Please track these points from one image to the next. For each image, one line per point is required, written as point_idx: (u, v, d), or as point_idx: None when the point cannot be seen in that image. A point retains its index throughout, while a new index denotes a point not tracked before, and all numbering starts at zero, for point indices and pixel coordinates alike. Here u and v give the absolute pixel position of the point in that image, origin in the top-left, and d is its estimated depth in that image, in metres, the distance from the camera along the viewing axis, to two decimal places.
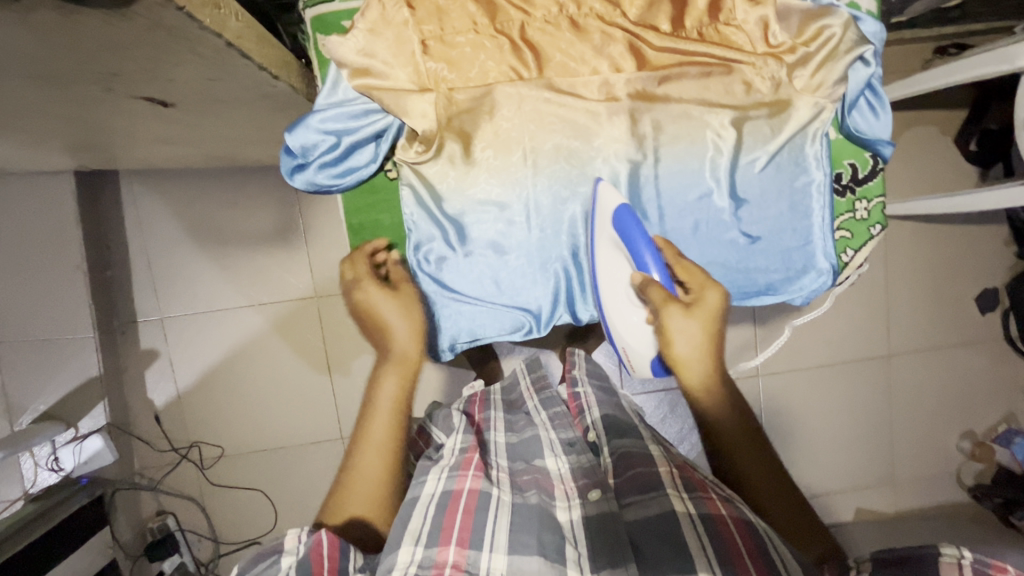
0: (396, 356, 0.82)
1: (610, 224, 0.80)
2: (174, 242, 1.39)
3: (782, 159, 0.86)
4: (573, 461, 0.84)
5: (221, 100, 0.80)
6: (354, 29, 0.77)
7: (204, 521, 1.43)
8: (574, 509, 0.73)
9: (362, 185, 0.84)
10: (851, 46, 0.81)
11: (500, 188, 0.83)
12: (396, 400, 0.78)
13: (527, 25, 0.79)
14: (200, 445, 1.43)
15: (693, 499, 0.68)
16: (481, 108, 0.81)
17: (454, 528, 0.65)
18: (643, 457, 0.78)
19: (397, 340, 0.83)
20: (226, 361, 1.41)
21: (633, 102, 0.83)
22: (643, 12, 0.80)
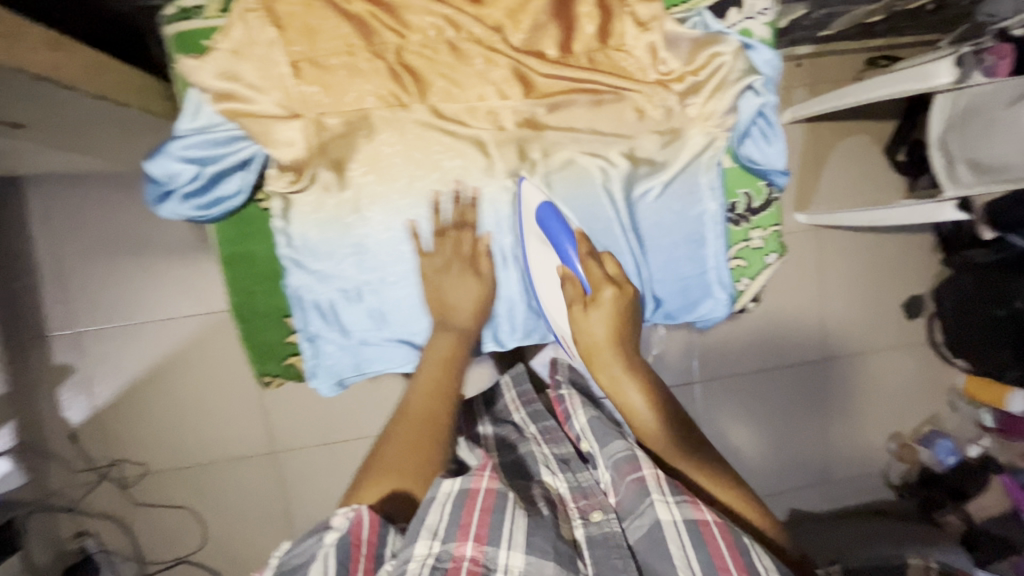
0: (459, 327, 0.79)
1: (534, 222, 0.79)
2: (85, 248, 1.23)
3: (676, 187, 0.85)
4: (571, 478, 0.74)
5: (78, 128, 0.74)
6: (216, 50, 0.72)
7: (128, 542, 1.28)
8: (578, 527, 0.66)
9: (232, 216, 0.78)
10: (739, 75, 0.81)
11: (382, 216, 0.80)
12: (446, 359, 0.76)
13: (404, 49, 0.75)
14: (121, 463, 1.27)
15: (680, 504, 0.62)
16: (359, 133, 0.77)
17: (473, 525, 0.59)
18: (631, 460, 0.69)
19: (461, 313, 0.80)
20: (149, 372, 1.25)
21: (520, 131, 0.80)
22: (528, 36, 0.77)
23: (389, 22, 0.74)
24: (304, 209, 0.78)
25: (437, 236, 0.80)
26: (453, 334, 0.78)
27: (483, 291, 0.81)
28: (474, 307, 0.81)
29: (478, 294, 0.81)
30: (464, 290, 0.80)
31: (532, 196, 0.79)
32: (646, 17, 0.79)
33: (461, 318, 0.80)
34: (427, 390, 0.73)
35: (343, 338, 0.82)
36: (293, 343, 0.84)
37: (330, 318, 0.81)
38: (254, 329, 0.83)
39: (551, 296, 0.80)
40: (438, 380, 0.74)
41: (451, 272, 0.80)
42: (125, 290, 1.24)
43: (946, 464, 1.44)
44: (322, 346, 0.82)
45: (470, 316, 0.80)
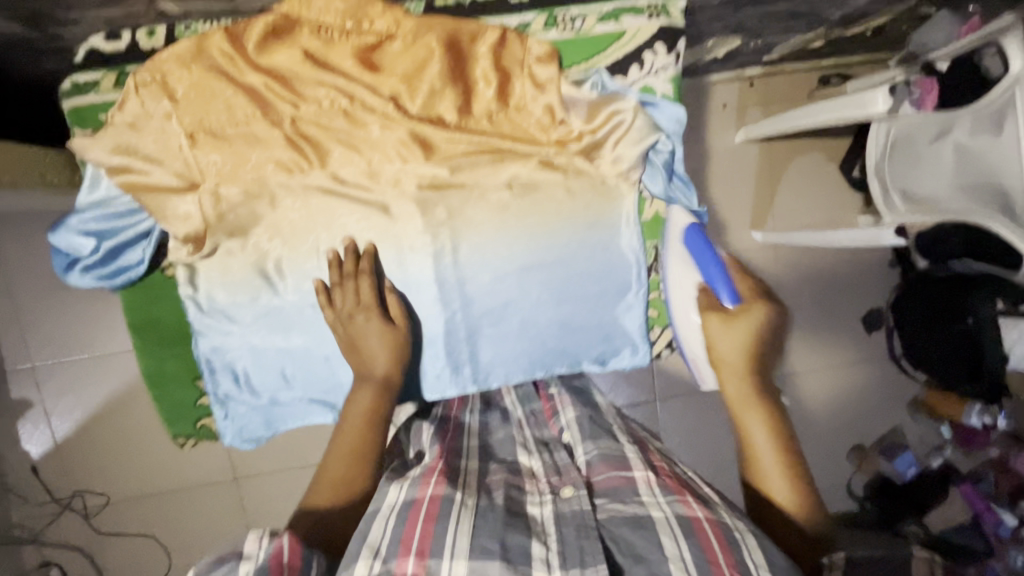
0: (378, 378, 0.75)
1: (681, 243, 0.85)
2: (32, 284, 1.19)
3: (591, 244, 0.86)
4: (547, 458, 0.73)
5: None
6: (111, 124, 0.73)
7: (92, 567, 1.25)
8: (546, 504, 0.62)
9: (136, 285, 0.80)
10: (641, 133, 0.81)
11: (291, 279, 0.81)
12: (368, 409, 0.72)
13: (299, 119, 0.76)
14: (84, 493, 1.25)
15: (671, 503, 0.59)
16: (259, 201, 0.78)
17: (413, 539, 0.54)
18: (621, 460, 0.68)
19: (376, 360, 0.76)
20: (105, 408, 1.23)
21: (423, 193, 0.80)
22: (425, 102, 0.77)
23: (284, 93, 0.74)
24: (220, 271, 0.79)
25: (337, 283, 0.78)
26: (370, 387, 0.75)
27: (400, 342, 0.78)
28: (390, 354, 0.77)
29: (389, 346, 0.77)
30: (377, 340, 0.77)
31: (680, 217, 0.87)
32: (544, 77, 0.80)
33: (378, 367, 0.76)
34: (349, 439, 0.70)
35: (254, 399, 0.83)
36: (204, 405, 0.84)
37: (241, 376, 0.82)
38: (165, 391, 0.83)
39: (683, 308, 0.85)
40: (360, 427, 0.71)
41: (355, 322, 0.77)
42: (78, 326, 1.21)
43: (905, 476, 1.32)
44: (232, 406, 0.83)
45: (389, 366, 0.77)
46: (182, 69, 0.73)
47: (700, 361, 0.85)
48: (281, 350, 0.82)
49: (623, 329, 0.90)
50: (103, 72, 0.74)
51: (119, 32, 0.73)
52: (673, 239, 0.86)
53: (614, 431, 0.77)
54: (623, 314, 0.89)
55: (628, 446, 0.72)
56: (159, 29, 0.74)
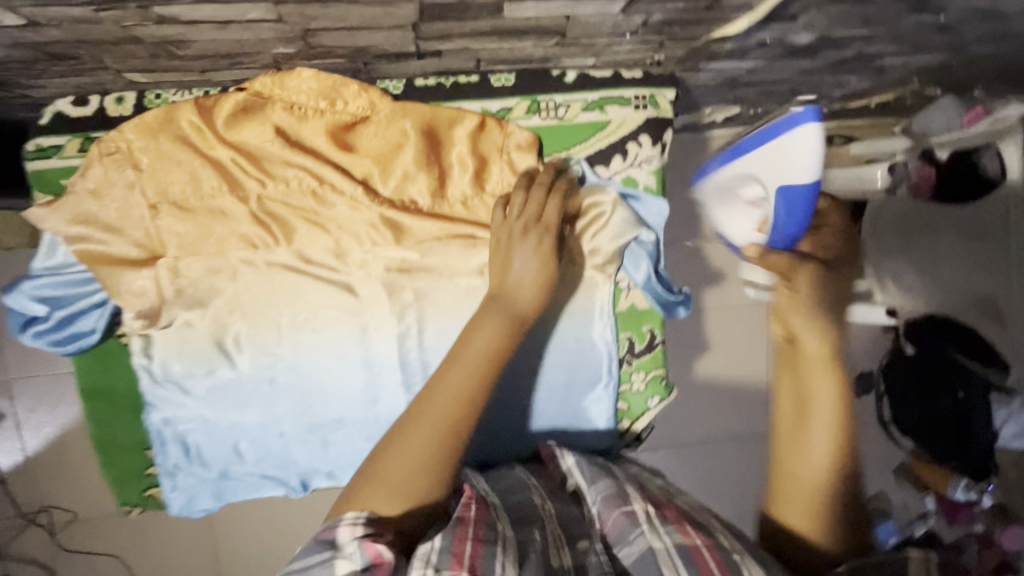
0: (513, 309, 0.68)
1: (797, 171, 0.63)
2: None
3: (562, 333, 0.84)
4: (560, 504, 0.71)
5: None
6: (72, 191, 0.71)
7: None
8: (566, 552, 0.61)
9: (89, 352, 0.77)
10: (618, 228, 0.80)
11: (250, 354, 0.78)
12: (491, 351, 0.64)
13: (266, 198, 0.74)
14: (52, 510, 1.20)
15: (670, 532, 0.60)
16: (221, 276, 0.76)
17: (466, 554, 0.53)
18: (620, 495, 0.68)
19: (523, 296, 0.69)
20: (71, 435, 1.19)
21: (391, 275, 0.78)
22: (398, 185, 0.76)
23: (252, 171, 0.73)
24: (179, 342, 0.77)
25: (524, 189, 0.74)
26: (505, 317, 0.66)
27: (547, 270, 0.71)
28: (538, 289, 0.70)
29: (539, 282, 0.70)
30: (525, 263, 0.70)
31: (807, 138, 0.61)
32: (522, 164, 0.78)
33: (520, 303, 0.68)
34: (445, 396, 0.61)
35: (204, 472, 0.81)
36: (152, 475, 0.82)
37: (192, 448, 0.80)
38: (114, 459, 0.81)
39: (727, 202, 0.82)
40: (476, 372, 0.62)
41: (520, 237, 0.71)
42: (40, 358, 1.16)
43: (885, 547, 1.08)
44: (179, 479, 0.81)
45: (531, 302, 0.69)
46: (147, 140, 0.71)
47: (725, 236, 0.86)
48: (233, 424, 0.80)
49: (591, 420, 0.87)
50: (69, 137, 0.72)
51: (88, 97, 0.72)
52: (772, 163, 0.67)
53: (614, 470, 0.77)
54: (590, 403, 0.86)
55: (626, 483, 0.71)
56: (129, 96, 0.72)
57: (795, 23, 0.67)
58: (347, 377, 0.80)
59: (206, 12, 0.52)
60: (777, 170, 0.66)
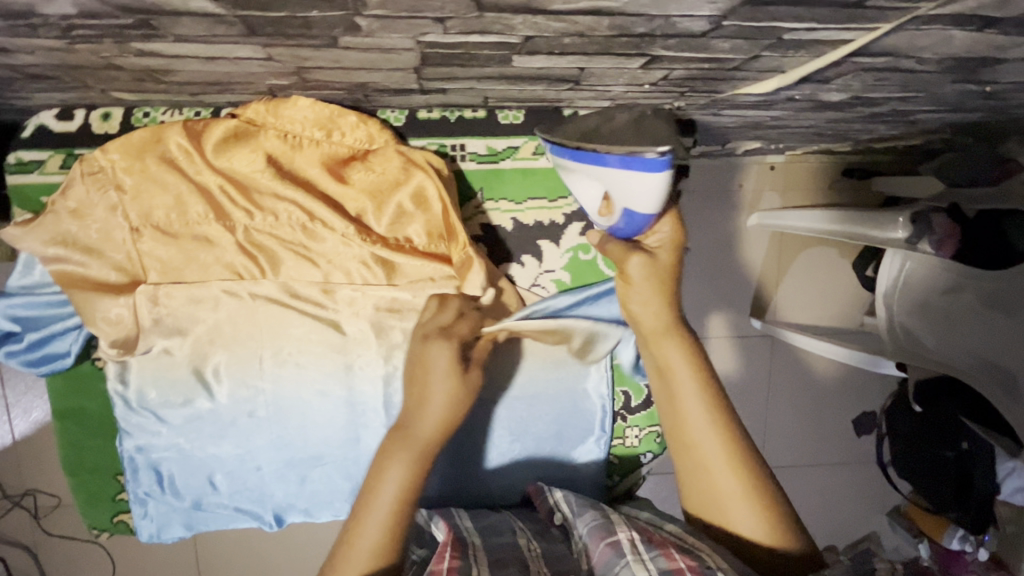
0: (413, 440, 0.64)
1: (637, 198, 0.60)
2: None
3: (548, 384, 0.80)
4: (547, 544, 0.68)
5: None
6: (52, 209, 0.68)
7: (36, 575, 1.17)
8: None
9: (62, 373, 0.74)
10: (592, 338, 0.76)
11: (228, 386, 0.75)
12: (402, 493, 0.62)
13: (253, 228, 0.70)
14: (35, 494, 1.13)
15: (654, 559, 0.57)
16: (202, 305, 0.72)
17: None
18: (605, 527, 0.65)
19: (427, 420, 0.65)
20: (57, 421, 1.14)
21: (380, 314, 0.75)
22: (393, 223, 0.72)
23: (240, 200, 0.69)
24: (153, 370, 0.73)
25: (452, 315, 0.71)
26: (407, 457, 0.63)
27: (463, 394, 0.66)
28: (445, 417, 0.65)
29: (448, 401, 0.65)
30: (439, 384, 0.65)
31: (645, 182, 0.57)
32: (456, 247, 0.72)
33: (426, 432, 0.64)
34: (377, 514, 0.61)
35: (176, 501, 0.78)
36: (123, 500, 0.79)
37: (164, 477, 0.77)
38: (84, 481, 0.78)
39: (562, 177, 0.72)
40: (398, 501, 0.62)
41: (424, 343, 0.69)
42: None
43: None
44: (149, 507, 0.78)
45: (439, 430, 0.65)
46: (131, 161, 0.68)
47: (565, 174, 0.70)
48: (208, 456, 0.77)
49: (578, 474, 0.83)
50: (52, 152, 0.69)
51: (73, 111, 0.69)
52: (623, 180, 0.59)
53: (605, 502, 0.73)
54: (580, 456, 0.83)
55: (614, 514, 0.68)
56: (116, 113, 0.69)
57: (827, 84, 0.62)
58: (327, 415, 0.77)
59: (189, 50, 0.48)
60: (627, 191, 0.60)
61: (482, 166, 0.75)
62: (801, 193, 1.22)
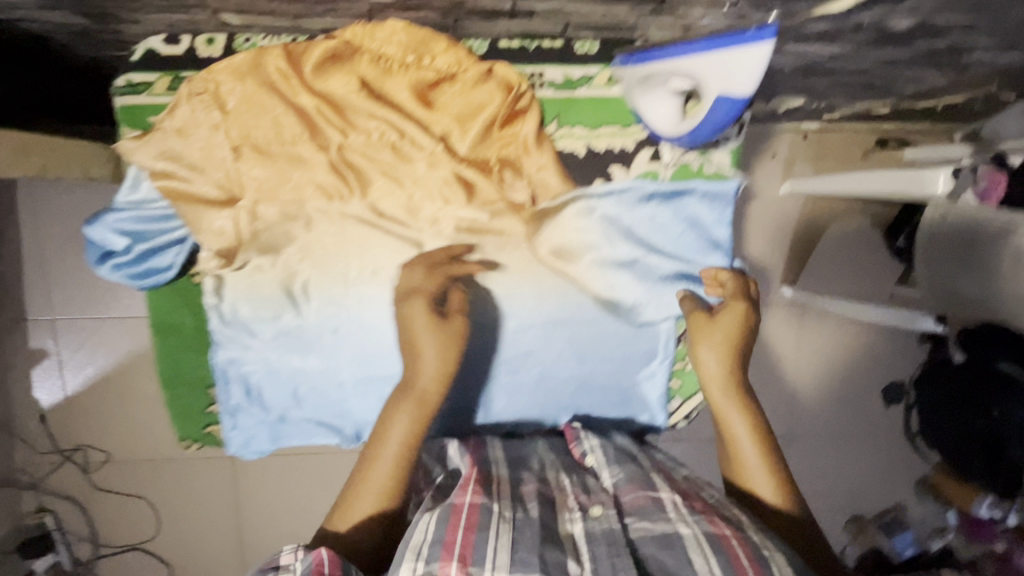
0: (414, 393, 0.66)
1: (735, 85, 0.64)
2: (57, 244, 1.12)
3: (601, 314, 0.84)
4: (575, 476, 0.70)
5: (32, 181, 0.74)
6: (160, 128, 0.73)
7: (88, 523, 1.11)
8: (577, 522, 0.60)
9: (163, 287, 0.79)
10: (591, 265, 0.82)
11: (319, 305, 0.79)
12: (405, 444, 0.62)
13: (345, 148, 0.74)
14: (87, 448, 1.10)
15: (698, 520, 0.58)
16: (295, 223, 0.77)
17: (457, 543, 0.54)
18: (645, 479, 0.67)
19: (420, 373, 0.66)
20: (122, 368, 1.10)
21: (459, 235, 0.79)
22: (475, 145, 0.75)
23: (334, 120, 0.73)
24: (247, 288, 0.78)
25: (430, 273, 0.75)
26: (409, 401, 0.65)
27: (449, 341, 0.68)
28: (440, 374, 0.67)
29: (439, 348, 0.67)
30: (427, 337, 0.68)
31: (754, 59, 0.61)
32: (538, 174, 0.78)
33: (422, 383, 0.66)
34: (383, 466, 0.61)
35: (263, 414, 0.83)
36: (214, 413, 0.84)
37: (253, 391, 0.82)
38: (177, 394, 0.83)
39: (638, 90, 0.74)
40: (398, 455, 0.62)
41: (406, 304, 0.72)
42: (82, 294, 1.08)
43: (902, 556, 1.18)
44: (239, 418, 0.83)
45: (435, 383, 0.66)
46: (235, 82, 0.72)
47: (632, 92, 0.76)
48: (291, 369, 0.81)
49: (639, 395, 0.87)
50: (160, 74, 0.73)
51: (179, 36, 0.72)
52: (723, 64, 0.64)
53: (641, 456, 0.74)
54: (644, 380, 0.87)
55: (655, 472, 0.69)
56: (219, 39, 0.73)
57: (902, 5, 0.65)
58: None
59: None
60: (726, 74, 0.64)
61: (558, 94, 0.78)
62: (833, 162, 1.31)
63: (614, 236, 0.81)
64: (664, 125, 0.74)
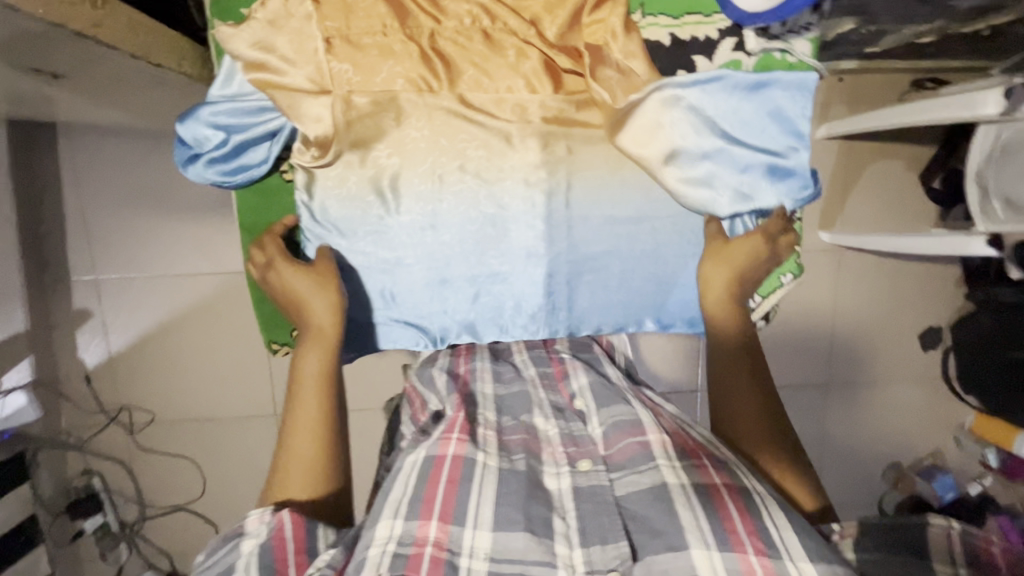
0: (312, 330, 0.75)
1: None
2: (116, 198, 1.15)
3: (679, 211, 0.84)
4: (563, 425, 0.76)
5: (122, 85, 0.74)
6: (253, 19, 0.73)
7: (132, 484, 1.24)
8: (564, 476, 0.69)
9: (255, 185, 0.80)
10: (672, 144, 0.79)
11: (410, 200, 0.80)
12: (321, 376, 0.72)
13: (437, 35, 0.76)
14: (130, 409, 1.22)
15: (688, 469, 0.66)
16: (386, 115, 0.77)
17: (435, 501, 0.61)
18: (634, 425, 0.72)
19: (313, 314, 0.75)
20: (164, 326, 1.19)
21: (547, 126, 0.80)
22: (563, 31, 0.77)
23: (427, 7, 0.75)
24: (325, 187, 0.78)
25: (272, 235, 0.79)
26: (319, 345, 0.74)
27: (329, 280, 0.76)
28: (331, 316, 0.75)
29: (319, 289, 0.75)
30: (313, 296, 0.75)
31: None
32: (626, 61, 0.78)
33: (317, 321, 0.75)
34: (310, 410, 0.70)
35: (352, 318, 0.83)
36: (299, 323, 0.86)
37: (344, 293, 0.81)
38: (266, 299, 0.85)
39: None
40: (322, 404, 0.71)
41: (274, 268, 0.77)
42: (135, 254, 1.17)
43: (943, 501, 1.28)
44: None
45: (329, 317, 0.75)
46: None
47: None
48: (372, 270, 0.81)
49: None
50: None
51: None
52: None
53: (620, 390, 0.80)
54: None
55: (641, 409, 0.75)
56: None
57: None
58: (494, 230, 0.82)
59: None
60: None
61: None
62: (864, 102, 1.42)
63: (701, 127, 0.79)
64: None
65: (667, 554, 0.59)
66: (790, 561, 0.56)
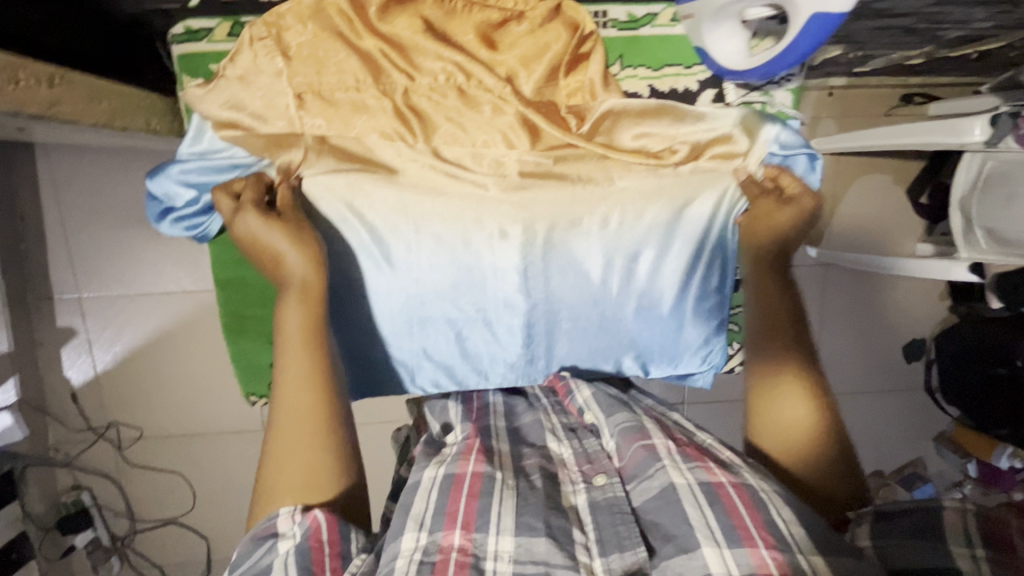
0: (296, 284, 0.66)
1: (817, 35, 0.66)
2: (97, 217, 1.13)
3: (652, 250, 0.82)
4: (577, 446, 0.70)
5: (92, 130, 0.72)
6: (223, 77, 0.72)
7: (121, 498, 1.24)
8: (581, 493, 0.61)
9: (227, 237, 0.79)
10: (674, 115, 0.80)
11: (386, 254, 0.77)
12: (302, 328, 0.63)
13: (411, 91, 0.75)
14: (118, 425, 1.22)
15: (692, 469, 0.58)
16: (359, 170, 0.75)
17: (459, 512, 0.54)
18: (640, 430, 0.66)
19: (291, 268, 0.67)
20: (149, 345, 1.19)
21: (524, 181, 0.78)
22: (540, 87, 0.77)
23: (400, 63, 0.74)
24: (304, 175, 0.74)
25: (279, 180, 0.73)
26: (293, 291, 0.65)
27: (304, 232, 0.68)
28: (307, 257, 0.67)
29: (300, 239, 0.68)
30: (290, 250, 0.67)
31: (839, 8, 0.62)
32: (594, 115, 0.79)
33: (298, 273, 0.66)
34: (295, 355, 0.62)
35: None
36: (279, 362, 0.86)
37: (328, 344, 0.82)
38: (244, 339, 0.84)
39: (709, 24, 0.73)
40: (310, 366, 0.62)
41: (242, 213, 0.69)
42: (117, 274, 1.15)
43: None
44: None
45: (310, 267, 0.67)
46: (302, 24, 0.71)
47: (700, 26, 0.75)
48: (348, 316, 0.80)
49: (694, 341, 0.87)
50: (219, 20, 0.74)
51: None
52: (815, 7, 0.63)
53: (633, 406, 0.75)
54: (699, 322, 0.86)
55: (644, 417, 0.69)
56: None
57: None
58: (469, 276, 0.79)
59: None
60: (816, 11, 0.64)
61: (623, 33, 0.80)
62: (856, 120, 1.35)
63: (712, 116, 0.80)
64: (731, 60, 0.75)
65: (682, 557, 0.50)
66: (802, 556, 0.48)
